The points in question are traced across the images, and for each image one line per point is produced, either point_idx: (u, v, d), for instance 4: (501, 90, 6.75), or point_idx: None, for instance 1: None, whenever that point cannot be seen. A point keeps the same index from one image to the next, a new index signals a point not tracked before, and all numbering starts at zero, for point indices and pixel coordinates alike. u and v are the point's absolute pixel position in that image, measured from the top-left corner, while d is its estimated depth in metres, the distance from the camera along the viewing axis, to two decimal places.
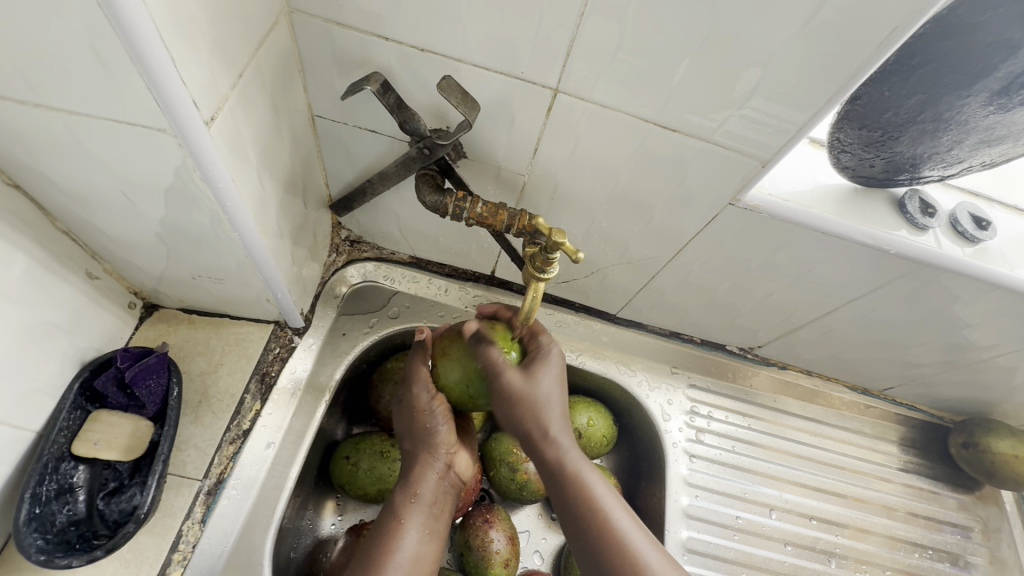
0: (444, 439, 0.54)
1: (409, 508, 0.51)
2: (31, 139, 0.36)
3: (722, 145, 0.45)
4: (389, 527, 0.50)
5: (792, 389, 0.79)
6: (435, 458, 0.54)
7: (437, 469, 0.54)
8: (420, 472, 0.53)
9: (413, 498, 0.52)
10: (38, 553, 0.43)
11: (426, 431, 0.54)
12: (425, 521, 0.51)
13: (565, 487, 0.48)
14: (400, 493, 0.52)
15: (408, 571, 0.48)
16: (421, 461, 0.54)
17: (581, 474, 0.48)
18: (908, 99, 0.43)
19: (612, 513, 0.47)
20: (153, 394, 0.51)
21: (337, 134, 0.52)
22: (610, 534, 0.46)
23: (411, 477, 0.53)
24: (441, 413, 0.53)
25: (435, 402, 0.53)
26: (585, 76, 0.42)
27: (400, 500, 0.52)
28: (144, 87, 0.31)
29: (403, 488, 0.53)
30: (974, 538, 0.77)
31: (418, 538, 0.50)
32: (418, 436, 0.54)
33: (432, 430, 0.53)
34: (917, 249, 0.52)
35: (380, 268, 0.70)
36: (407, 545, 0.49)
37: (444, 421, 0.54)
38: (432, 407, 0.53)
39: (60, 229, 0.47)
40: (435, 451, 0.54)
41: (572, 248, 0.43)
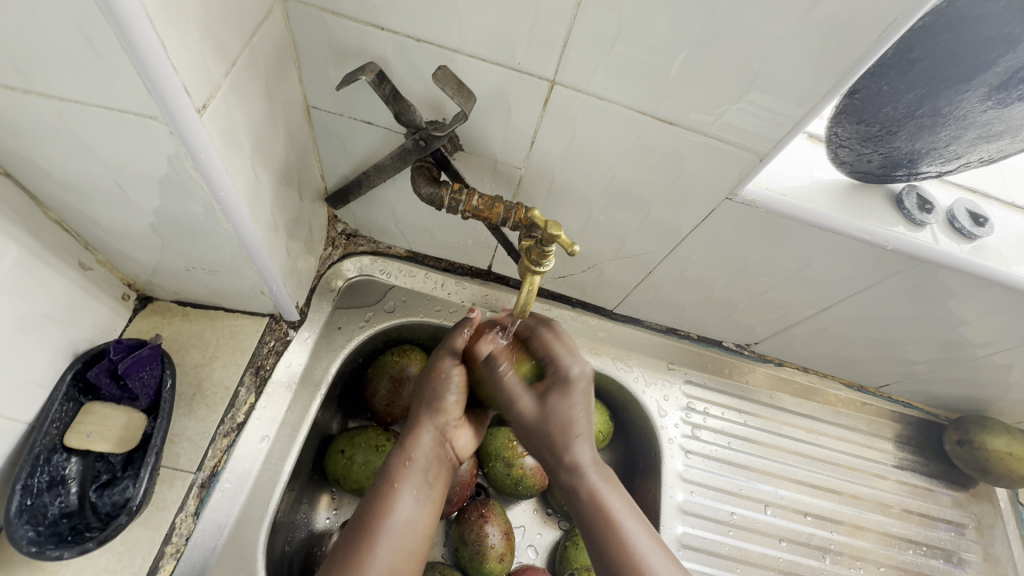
0: (449, 407, 0.54)
1: (404, 470, 0.50)
2: (22, 126, 0.36)
3: (719, 138, 0.45)
4: (382, 490, 0.49)
5: (788, 386, 0.79)
6: (436, 423, 0.53)
7: (436, 436, 0.53)
8: (416, 436, 0.53)
9: (408, 461, 0.51)
10: (30, 544, 0.43)
11: (435, 395, 0.54)
12: (419, 486, 0.50)
13: (581, 502, 0.49)
14: (396, 455, 0.51)
15: (398, 535, 0.47)
16: (421, 424, 0.53)
17: (599, 493, 0.49)
18: (907, 93, 0.43)
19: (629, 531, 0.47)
20: (147, 385, 0.51)
21: (332, 125, 0.52)
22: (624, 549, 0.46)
23: (409, 441, 0.52)
24: (455, 381, 0.54)
25: (455, 373, 0.55)
26: (582, 68, 0.42)
27: (395, 463, 0.51)
28: (135, 73, 0.30)
29: (401, 450, 0.52)
30: (968, 535, 0.78)
31: (413, 503, 0.49)
32: (426, 402, 0.54)
33: (441, 397, 0.54)
34: (914, 246, 0.52)
35: (377, 262, 0.70)
36: (401, 508, 0.48)
37: (455, 391, 0.54)
38: (449, 371, 0.55)
39: (52, 219, 0.46)
40: (438, 416, 0.54)
41: (568, 240, 0.43)
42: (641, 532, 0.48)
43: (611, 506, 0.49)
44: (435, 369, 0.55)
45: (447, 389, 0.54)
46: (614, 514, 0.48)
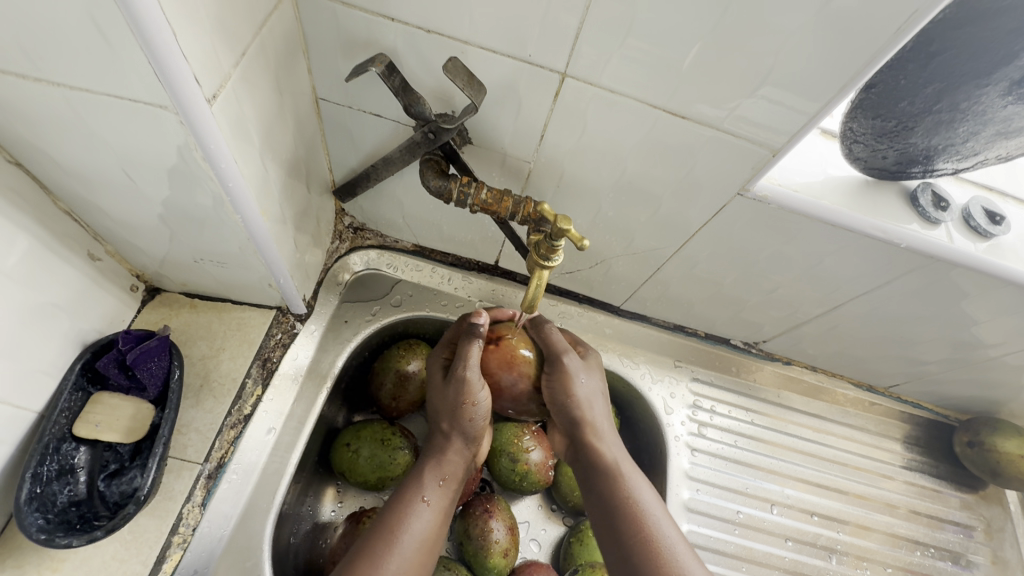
0: (479, 427, 0.52)
1: (434, 489, 0.50)
2: (31, 114, 0.36)
3: (731, 132, 0.44)
4: (411, 506, 0.48)
5: (796, 385, 0.78)
6: (466, 443, 0.53)
7: (463, 452, 0.53)
8: (447, 454, 0.52)
9: (440, 479, 0.50)
10: (39, 532, 0.43)
11: (467, 418, 0.52)
12: (446, 504, 0.50)
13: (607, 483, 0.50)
14: (428, 472, 0.51)
15: (422, 551, 0.46)
16: (451, 441, 0.52)
17: (625, 477, 0.50)
18: (925, 88, 0.42)
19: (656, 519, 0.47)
20: (155, 376, 0.51)
21: (341, 118, 0.52)
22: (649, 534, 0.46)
23: (438, 457, 0.52)
24: (484, 408, 0.52)
25: (483, 396, 0.52)
26: (593, 60, 0.42)
27: (427, 479, 0.50)
28: (145, 62, 0.30)
29: (434, 466, 0.51)
30: (976, 538, 0.77)
31: (437, 520, 0.48)
32: (453, 420, 0.52)
33: (472, 422, 0.52)
34: (928, 244, 0.51)
35: (383, 256, 0.70)
36: (425, 524, 0.47)
37: (485, 416, 0.52)
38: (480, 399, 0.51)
39: (61, 209, 0.46)
40: (469, 439, 0.53)
41: (578, 235, 0.43)
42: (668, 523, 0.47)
43: (636, 491, 0.49)
44: (461, 395, 0.51)
45: (477, 412, 0.52)
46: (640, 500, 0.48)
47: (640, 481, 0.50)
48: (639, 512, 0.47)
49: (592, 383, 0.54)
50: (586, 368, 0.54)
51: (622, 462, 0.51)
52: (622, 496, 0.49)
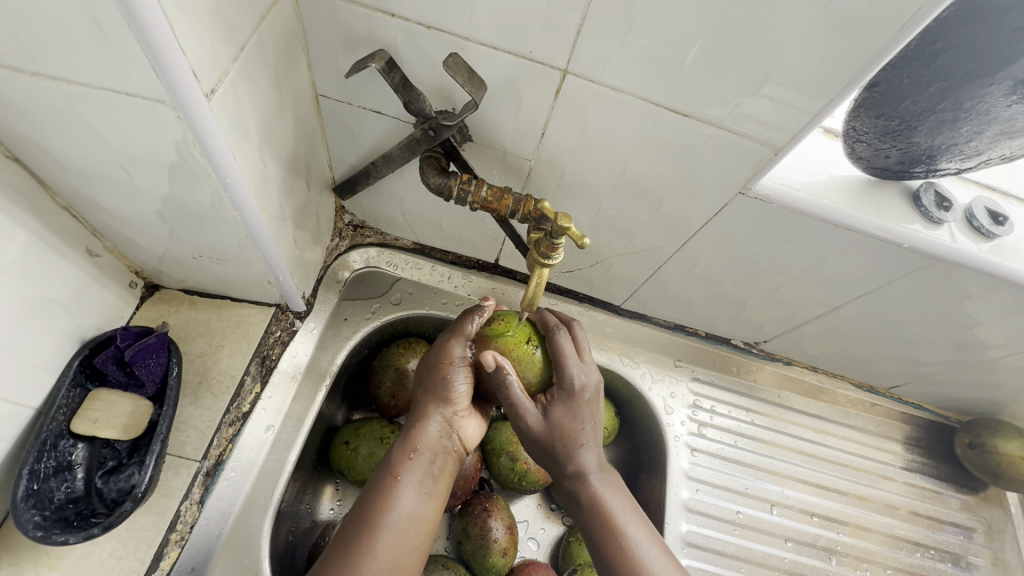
0: (456, 396, 0.52)
1: (407, 463, 0.48)
2: (28, 108, 0.36)
3: (733, 130, 0.44)
4: (384, 483, 0.47)
5: (797, 385, 0.78)
6: (443, 413, 0.52)
7: (440, 424, 0.51)
8: (423, 427, 0.51)
9: (412, 452, 0.49)
10: (36, 529, 0.43)
11: (443, 383, 0.52)
12: (423, 477, 0.48)
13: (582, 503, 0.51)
14: (400, 446, 0.50)
15: (400, 529, 0.45)
16: (427, 415, 0.51)
17: (599, 494, 0.51)
18: (928, 87, 0.42)
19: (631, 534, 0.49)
20: (153, 372, 0.51)
21: (341, 114, 0.52)
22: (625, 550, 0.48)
23: (414, 431, 0.51)
24: (464, 373, 0.52)
25: (462, 362, 0.52)
26: (595, 57, 0.41)
27: (399, 453, 0.49)
28: (142, 56, 0.30)
29: (406, 441, 0.50)
30: (977, 539, 0.77)
31: (414, 495, 0.47)
32: (431, 390, 0.52)
33: (449, 384, 0.52)
34: (930, 244, 0.51)
35: (384, 254, 0.70)
36: (400, 500, 0.46)
37: (465, 381, 0.52)
38: (457, 363, 0.52)
39: (60, 204, 0.46)
40: (444, 406, 0.52)
41: (578, 233, 0.43)
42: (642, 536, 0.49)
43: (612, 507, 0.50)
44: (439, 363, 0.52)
45: (454, 381, 0.52)
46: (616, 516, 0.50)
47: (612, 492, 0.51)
48: (611, 522, 0.49)
49: (561, 423, 0.50)
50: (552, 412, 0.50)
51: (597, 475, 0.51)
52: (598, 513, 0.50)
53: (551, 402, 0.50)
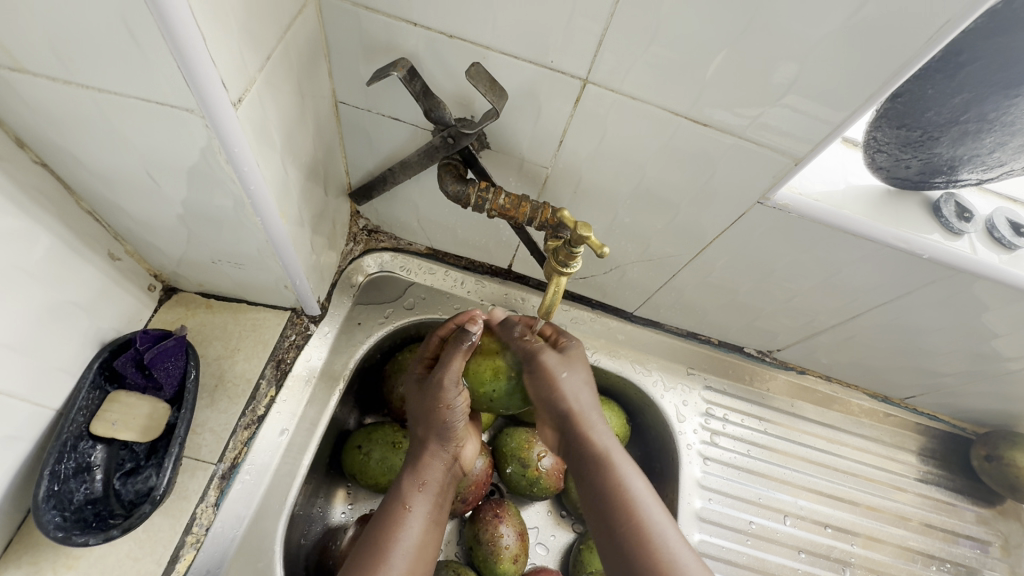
0: (457, 431, 0.55)
1: (416, 497, 0.52)
2: (58, 115, 0.36)
3: (753, 140, 0.44)
4: (395, 515, 0.51)
5: (809, 395, 0.77)
6: (445, 449, 0.55)
7: (445, 458, 0.55)
8: (428, 461, 0.54)
9: (421, 486, 0.53)
10: (56, 529, 0.44)
11: (444, 424, 0.54)
12: (431, 509, 0.53)
13: (598, 473, 0.51)
14: (408, 478, 0.53)
15: (412, 559, 0.49)
16: (431, 450, 0.54)
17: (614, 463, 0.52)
18: (952, 98, 0.41)
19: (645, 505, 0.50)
20: (171, 375, 0.52)
21: (359, 121, 0.52)
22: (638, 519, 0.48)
23: (421, 464, 0.54)
24: (462, 410, 0.54)
25: (460, 399, 0.53)
26: (615, 66, 0.41)
27: (408, 487, 0.53)
28: (173, 66, 0.31)
29: (412, 475, 0.54)
30: (993, 553, 0.75)
31: (424, 528, 0.51)
32: (432, 425, 0.54)
33: (448, 424, 0.54)
34: (950, 255, 0.50)
35: (397, 258, 0.70)
36: (412, 533, 0.50)
37: (463, 417, 0.54)
38: (455, 402, 0.53)
39: (83, 209, 0.47)
40: (447, 442, 0.55)
41: (597, 242, 0.43)
42: (658, 510, 0.50)
43: (631, 484, 0.50)
44: (439, 399, 0.53)
45: (453, 419, 0.54)
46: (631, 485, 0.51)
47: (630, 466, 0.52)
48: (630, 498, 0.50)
49: (576, 377, 0.54)
50: (568, 362, 0.54)
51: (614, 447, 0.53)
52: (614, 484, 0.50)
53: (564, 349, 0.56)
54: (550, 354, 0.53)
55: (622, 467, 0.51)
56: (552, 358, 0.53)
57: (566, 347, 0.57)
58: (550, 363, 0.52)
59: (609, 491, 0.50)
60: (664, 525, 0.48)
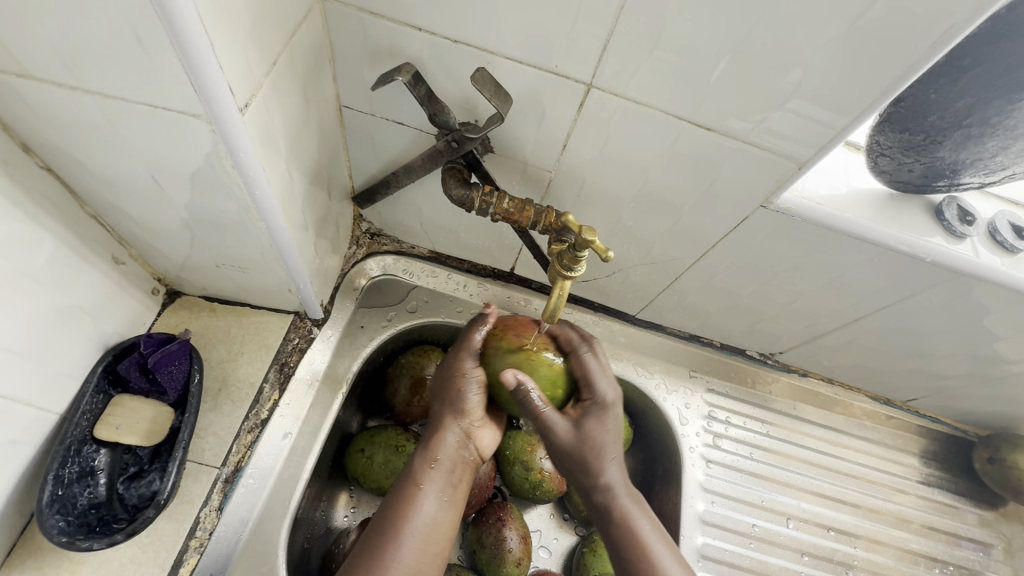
0: (472, 407, 0.53)
1: (428, 473, 0.50)
2: (64, 121, 0.36)
3: (757, 145, 0.44)
4: (405, 492, 0.48)
5: (811, 397, 0.77)
6: (461, 425, 0.53)
7: (460, 435, 0.53)
8: (442, 437, 0.52)
9: (433, 463, 0.50)
10: (60, 534, 0.44)
11: (458, 395, 0.52)
12: (444, 486, 0.50)
13: (611, 525, 0.48)
14: (420, 456, 0.51)
15: (422, 538, 0.46)
16: (445, 425, 0.52)
17: (629, 517, 0.48)
18: (955, 102, 0.42)
19: (661, 559, 0.46)
20: (175, 379, 0.52)
21: (363, 125, 0.52)
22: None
23: (434, 441, 0.52)
24: (477, 381, 0.53)
25: (475, 371, 0.53)
26: (620, 71, 0.41)
27: (420, 465, 0.50)
28: (181, 72, 0.31)
29: (424, 454, 0.51)
30: (995, 556, 0.75)
31: (435, 506, 0.48)
32: (447, 399, 0.53)
33: (463, 394, 0.52)
34: (953, 258, 0.51)
35: (400, 262, 0.70)
36: (423, 512, 0.47)
37: (478, 390, 0.53)
38: (470, 371, 0.53)
39: (88, 213, 0.47)
40: (462, 417, 0.53)
41: (602, 246, 0.43)
42: (675, 563, 0.46)
43: (642, 529, 0.48)
44: (454, 371, 0.53)
45: (467, 391, 0.52)
46: (648, 542, 0.47)
47: (653, 530, 0.48)
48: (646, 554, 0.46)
49: (596, 434, 0.49)
50: (585, 423, 0.50)
51: (630, 497, 0.49)
52: (628, 538, 0.47)
53: (584, 414, 0.50)
54: (562, 420, 0.49)
55: (643, 530, 0.47)
56: (563, 424, 0.49)
57: (591, 396, 0.51)
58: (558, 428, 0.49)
59: (624, 546, 0.47)
60: None
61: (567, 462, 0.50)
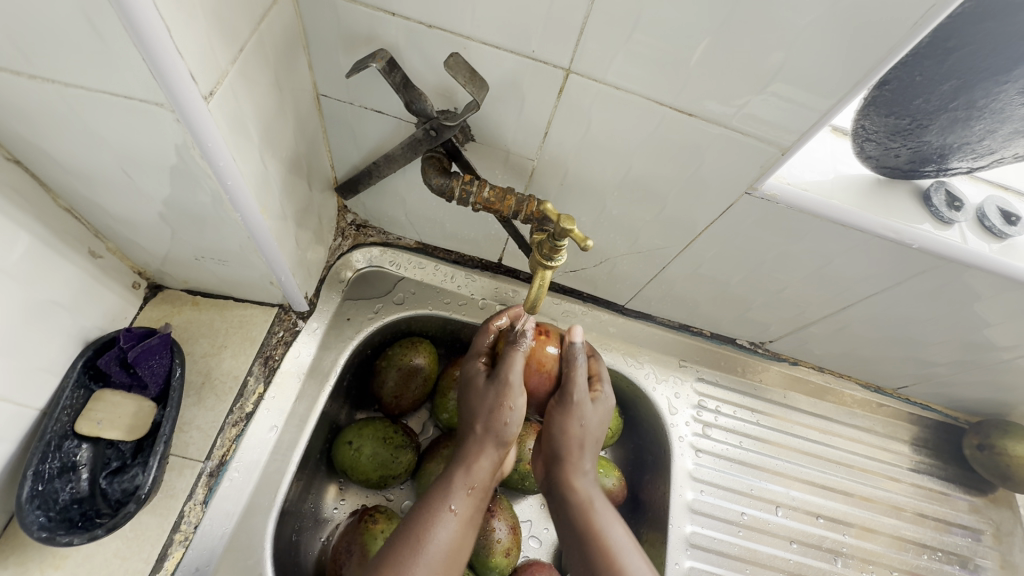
0: (510, 435, 0.56)
1: (461, 497, 0.53)
2: (28, 112, 0.36)
3: (740, 130, 0.43)
4: (437, 513, 0.51)
5: (802, 385, 0.77)
6: (498, 449, 0.56)
7: (492, 461, 0.56)
8: (477, 460, 0.55)
9: (468, 488, 0.53)
10: (41, 530, 0.43)
11: (500, 424, 0.55)
12: (472, 513, 0.53)
13: (577, 519, 0.55)
14: (458, 478, 0.54)
15: (446, 561, 0.49)
16: (482, 449, 0.55)
17: (594, 509, 0.55)
18: (941, 85, 0.41)
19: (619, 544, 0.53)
20: (156, 374, 0.51)
21: (342, 114, 0.51)
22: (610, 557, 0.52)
23: (469, 464, 0.55)
24: (520, 413, 0.56)
25: (519, 404, 0.55)
26: (599, 56, 0.41)
27: (456, 487, 0.53)
28: (138, 57, 0.30)
29: (463, 473, 0.54)
30: (985, 541, 0.76)
31: (461, 530, 0.52)
32: (486, 424, 0.55)
33: (506, 427, 0.55)
34: (940, 245, 0.50)
35: (386, 253, 0.69)
36: (451, 534, 0.51)
37: (518, 422, 0.56)
38: (515, 403, 0.55)
39: (62, 207, 0.46)
40: (501, 445, 0.56)
41: (581, 235, 0.43)
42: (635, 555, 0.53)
43: (608, 529, 0.54)
44: (502, 397, 0.55)
45: (512, 416, 0.55)
46: (607, 530, 0.54)
47: (612, 515, 0.56)
48: (603, 539, 0.53)
49: (578, 425, 0.57)
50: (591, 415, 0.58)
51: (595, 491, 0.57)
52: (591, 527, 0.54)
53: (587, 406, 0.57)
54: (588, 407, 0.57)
55: (603, 516, 0.55)
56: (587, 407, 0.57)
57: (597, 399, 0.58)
58: (576, 411, 0.56)
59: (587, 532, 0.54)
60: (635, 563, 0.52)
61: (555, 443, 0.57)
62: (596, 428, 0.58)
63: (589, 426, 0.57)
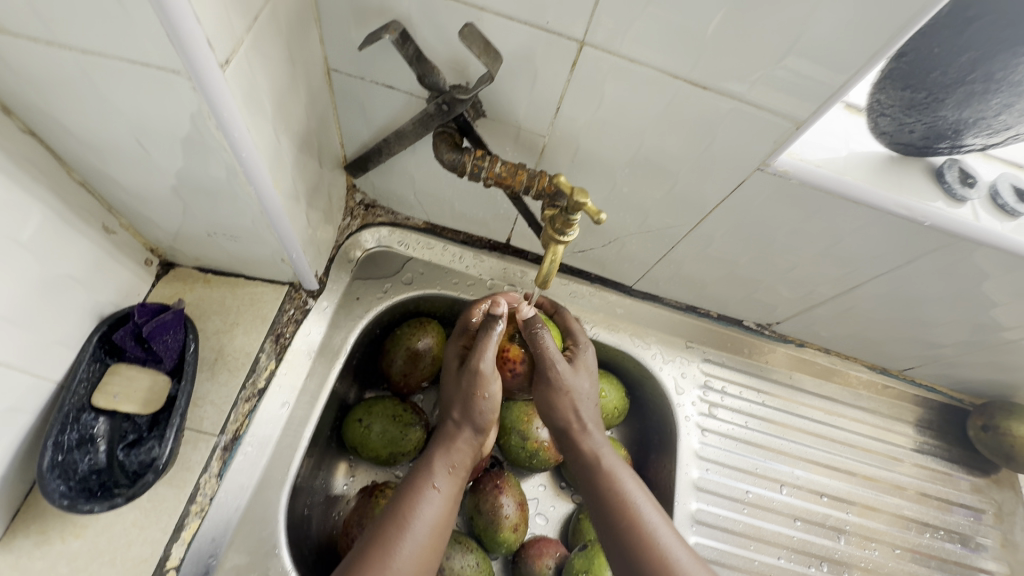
0: (489, 419, 0.57)
1: (444, 476, 0.53)
2: (45, 80, 0.36)
3: (755, 104, 0.43)
4: (419, 489, 0.52)
5: (808, 366, 0.77)
6: (478, 433, 0.57)
7: (474, 444, 0.56)
8: (458, 442, 0.56)
9: (450, 468, 0.54)
10: (62, 498, 0.44)
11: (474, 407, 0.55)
12: (453, 491, 0.53)
13: (597, 482, 0.54)
14: (438, 458, 0.54)
15: (428, 537, 0.49)
16: (463, 432, 0.56)
17: (614, 470, 0.55)
18: (959, 57, 0.40)
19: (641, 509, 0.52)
20: (170, 348, 0.52)
21: (353, 90, 0.51)
22: (637, 527, 0.51)
23: (451, 446, 0.55)
24: (495, 395, 0.56)
25: (494, 384, 0.56)
26: (613, 29, 0.40)
27: (437, 468, 0.54)
28: (156, 20, 0.30)
29: (445, 455, 0.55)
30: (987, 521, 0.76)
31: (444, 509, 0.52)
32: (463, 411, 0.56)
33: (483, 410, 0.56)
34: (952, 222, 0.50)
35: (395, 233, 0.70)
36: (435, 511, 0.51)
37: (495, 407, 0.56)
38: (490, 384, 0.55)
39: (76, 180, 0.46)
40: (481, 427, 0.57)
41: (594, 208, 0.43)
42: (657, 521, 0.51)
43: (627, 488, 0.53)
44: (474, 386, 0.55)
45: (485, 404, 0.56)
46: (628, 491, 0.53)
47: (631, 478, 0.55)
48: (628, 505, 0.52)
49: (582, 380, 0.57)
50: (576, 372, 0.57)
51: (612, 454, 0.56)
52: (612, 490, 0.53)
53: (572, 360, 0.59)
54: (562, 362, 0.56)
55: (622, 478, 0.54)
56: (566, 368, 0.57)
57: (576, 354, 0.60)
58: (564, 372, 0.56)
59: (612, 498, 0.53)
60: (660, 527, 0.51)
61: (559, 406, 0.57)
62: (587, 390, 0.58)
63: (582, 381, 0.57)
